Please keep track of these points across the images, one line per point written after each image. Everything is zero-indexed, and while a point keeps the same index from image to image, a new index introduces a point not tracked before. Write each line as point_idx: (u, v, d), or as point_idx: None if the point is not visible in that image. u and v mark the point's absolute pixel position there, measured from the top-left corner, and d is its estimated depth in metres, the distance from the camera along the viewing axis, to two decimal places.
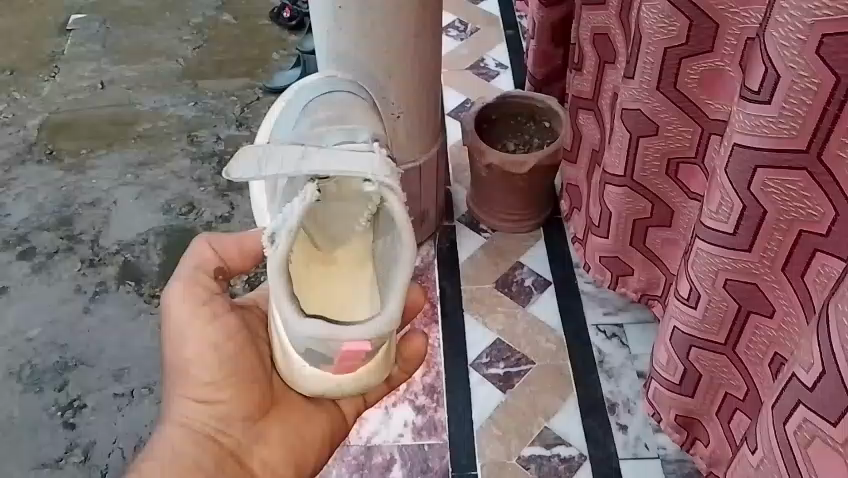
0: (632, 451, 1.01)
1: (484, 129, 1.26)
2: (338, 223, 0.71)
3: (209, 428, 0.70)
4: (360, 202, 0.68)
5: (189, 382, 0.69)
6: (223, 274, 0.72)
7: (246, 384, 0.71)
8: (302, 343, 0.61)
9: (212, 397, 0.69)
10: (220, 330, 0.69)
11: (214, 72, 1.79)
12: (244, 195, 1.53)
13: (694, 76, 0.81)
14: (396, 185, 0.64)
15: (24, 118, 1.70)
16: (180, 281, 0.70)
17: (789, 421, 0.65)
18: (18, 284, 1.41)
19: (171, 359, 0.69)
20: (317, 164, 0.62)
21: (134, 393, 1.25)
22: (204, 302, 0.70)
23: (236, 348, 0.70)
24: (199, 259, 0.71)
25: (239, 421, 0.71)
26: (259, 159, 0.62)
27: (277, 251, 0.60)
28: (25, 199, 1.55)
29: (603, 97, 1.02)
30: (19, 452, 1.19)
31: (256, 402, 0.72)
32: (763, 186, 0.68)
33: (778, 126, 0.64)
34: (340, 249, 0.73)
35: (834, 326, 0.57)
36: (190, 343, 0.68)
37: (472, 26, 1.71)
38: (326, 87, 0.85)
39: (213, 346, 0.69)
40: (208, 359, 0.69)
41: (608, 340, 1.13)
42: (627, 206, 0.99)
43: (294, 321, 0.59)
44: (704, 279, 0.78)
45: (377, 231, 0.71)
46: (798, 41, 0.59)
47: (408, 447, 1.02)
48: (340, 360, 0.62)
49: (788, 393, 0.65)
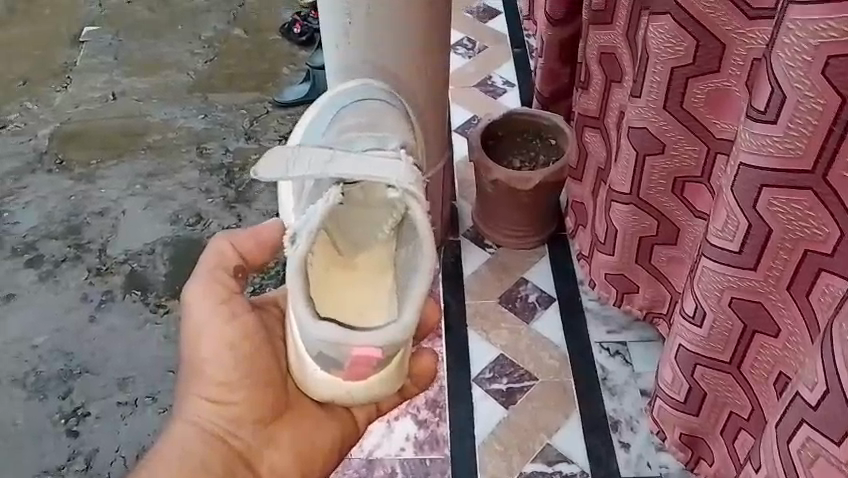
0: (634, 470, 1.01)
1: (490, 146, 1.27)
2: (360, 228, 0.71)
3: (218, 428, 0.70)
4: (386, 210, 0.69)
5: (203, 381, 0.70)
6: (242, 272, 0.72)
7: (258, 387, 0.71)
8: (314, 347, 0.62)
9: (225, 398, 0.70)
10: (238, 329, 0.70)
11: (224, 85, 1.81)
12: (251, 207, 1.55)
13: (700, 96, 0.82)
14: (419, 191, 0.66)
15: (36, 127, 1.72)
16: (199, 281, 0.69)
17: (792, 440, 0.65)
18: (25, 292, 1.42)
19: (188, 356, 0.70)
20: (344, 168, 0.64)
21: (138, 402, 1.25)
22: (223, 300, 0.70)
23: (252, 349, 0.70)
24: (218, 257, 0.70)
25: (249, 424, 0.72)
26: (287, 160, 0.64)
27: (296, 251, 0.61)
28: (34, 207, 1.56)
29: (609, 115, 1.03)
30: (21, 459, 1.20)
31: (267, 405, 0.72)
32: (769, 205, 0.68)
33: (784, 146, 0.64)
34: (361, 254, 0.73)
35: (838, 345, 0.58)
36: (209, 342, 0.69)
37: (481, 44, 1.73)
38: (357, 95, 0.84)
39: (230, 345, 0.69)
40: (225, 359, 0.69)
41: (611, 358, 1.13)
42: (633, 224, 1.00)
43: (311, 324, 0.60)
44: (709, 297, 0.78)
45: (400, 240, 0.71)
46: (804, 62, 0.60)
47: (410, 461, 1.02)
48: (351, 366, 0.62)
49: (791, 412, 0.65)
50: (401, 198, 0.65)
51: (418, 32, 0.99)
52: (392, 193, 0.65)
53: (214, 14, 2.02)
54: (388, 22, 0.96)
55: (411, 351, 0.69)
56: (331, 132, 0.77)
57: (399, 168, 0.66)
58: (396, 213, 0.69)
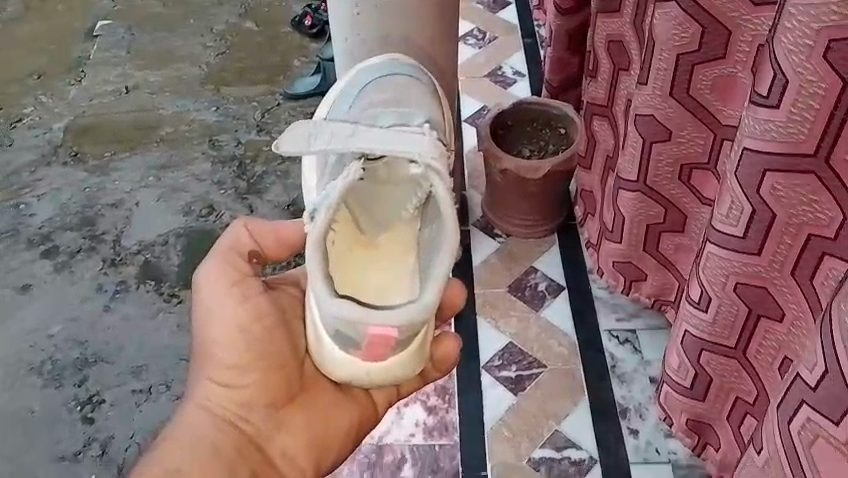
0: (643, 456, 1.01)
1: (500, 135, 1.27)
2: (383, 206, 0.71)
3: (228, 412, 0.71)
4: (411, 188, 0.69)
5: (214, 364, 0.71)
6: (258, 259, 0.73)
7: (271, 370, 0.72)
8: (331, 325, 0.63)
9: (236, 381, 0.71)
10: (246, 311, 0.71)
11: (236, 78, 1.82)
12: (263, 198, 1.56)
13: (706, 82, 0.82)
14: (443, 168, 0.66)
15: (50, 121, 1.75)
16: (212, 263, 0.71)
17: (792, 419, 0.65)
18: (42, 282, 1.44)
19: (201, 340, 0.72)
20: (365, 143, 0.64)
21: (152, 390, 1.28)
22: (235, 283, 0.71)
23: (263, 331, 0.71)
24: (234, 241, 0.72)
25: (260, 408, 0.72)
26: (308, 135, 0.63)
27: (314, 229, 0.62)
28: (49, 199, 1.59)
29: (617, 103, 1.03)
30: (38, 445, 1.22)
31: (280, 388, 0.73)
32: (773, 191, 0.68)
33: (786, 130, 0.64)
34: (383, 233, 0.73)
35: (837, 327, 0.58)
36: (220, 326, 0.71)
37: (491, 35, 1.73)
38: (386, 69, 0.85)
39: (240, 328, 0.71)
40: (235, 342, 0.71)
41: (621, 346, 1.13)
42: (640, 211, 1.00)
43: (328, 301, 0.61)
44: (714, 283, 0.78)
45: (423, 219, 0.72)
46: (805, 46, 0.60)
47: (419, 446, 1.02)
48: (369, 346, 0.63)
49: (791, 393, 0.65)
50: (426, 172, 0.66)
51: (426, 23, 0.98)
52: (415, 169, 0.66)
53: (226, 7, 2.03)
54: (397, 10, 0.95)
55: (431, 334, 0.70)
56: (357, 112, 0.78)
57: (420, 142, 0.66)
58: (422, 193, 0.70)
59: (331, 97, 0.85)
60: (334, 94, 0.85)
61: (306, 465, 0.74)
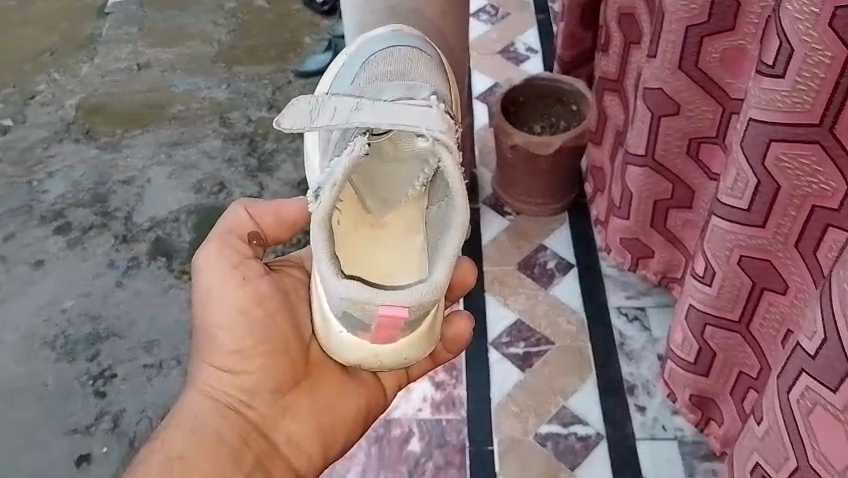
0: (650, 432, 1.01)
1: (511, 112, 1.26)
2: (390, 187, 0.71)
3: (234, 399, 0.72)
4: (417, 166, 0.69)
5: (217, 351, 0.72)
6: (259, 241, 0.74)
7: (276, 353, 0.72)
8: (339, 307, 0.63)
9: (239, 366, 0.72)
10: (248, 294, 0.72)
11: (247, 56, 1.83)
12: (273, 176, 1.58)
13: (715, 54, 0.81)
14: (452, 141, 0.63)
15: (62, 98, 1.76)
16: (212, 242, 0.72)
17: (792, 388, 0.60)
18: (55, 258, 1.47)
19: (203, 326, 0.72)
20: (367, 116, 0.62)
21: (163, 365, 1.31)
22: (235, 265, 0.72)
23: (265, 314, 0.72)
24: (235, 223, 0.73)
25: (266, 394, 0.73)
26: (311, 109, 0.63)
27: (319, 207, 0.61)
28: (62, 176, 1.61)
29: (628, 77, 1.01)
30: (52, 417, 1.26)
31: (286, 373, 0.73)
32: (777, 162, 0.66)
33: (790, 100, 0.62)
34: (390, 212, 0.73)
35: (835, 291, 0.53)
36: (221, 309, 0.71)
37: (503, 11, 1.71)
38: (391, 39, 0.83)
39: (241, 310, 0.72)
40: (237, 325, 0.71)
41: (630, 323, 1.13)
42: (648, 186, 0.99)
43: (335, 281, 0.61)
44: (719, 257, 0.76)
45: (430, 197, 0.72)
46: (811, 14, 0.58)
47: (426, 421, 1.03)
48: (377, 328, 0.63)
49: (790, 361, 0.60)
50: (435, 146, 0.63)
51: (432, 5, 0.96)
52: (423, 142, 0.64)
53: None
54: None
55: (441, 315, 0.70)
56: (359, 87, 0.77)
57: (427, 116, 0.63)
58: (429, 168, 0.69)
59: (335, 70, 0.85)
60: (338, 67, 0.84)
61: (313, 451, 0.74)
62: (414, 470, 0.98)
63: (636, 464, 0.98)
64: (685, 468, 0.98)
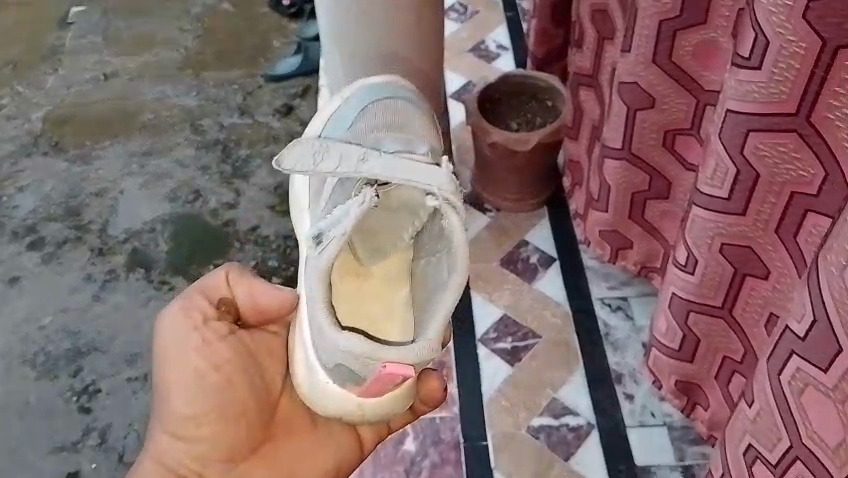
0: (639, 420, 1.03)
1: (488, 110, 1.27)
2: (381, 236, 0.71)
3: (186, 468, 0.73)
4: (408, 217, 0.68)
5: (172, 415, 0.73)
6: (225, 306, 0.78)
7: (228, 421, 0.74)
8: (332, 359, 0.65)
9: (192, 432, 0.73)
10: (206, 357, 0.74)
11: (215, 62, 1.83)
12: (249, 182, 1.59)
13: (688, 48, 0.82)
14: (458, 201, 0.62)
15: (28, 111, 1.74)
16: (178, 304, 0.76)
17: (783, 370, 0.61)
18: (30, 274, 1.46)
19: (161, 392, 0.74)
20: (376, 168, 0.62)
21: (148, 377, 1.31)
22: (197, 326, 0.75)
23: (223, 378, 0.74)
24: (213, 285, 0.78)
25: (219, 462, 0.74)
26: (315, 153, 0.63)
27: (322, 257, 0.61)
28: (32, 190, 1.60)
29: (602, 72, 1.03)
30: (36, 436, 1.25)
31: (240, 442, 0.76)
32: (755, 151, 0.68)
33: (767, 91, 0.64)
34: (378, 262, 0.72)
35: (824, 277, 0.55)
36: (177, 373, 0.74)
37: (472, 9, 1.72)
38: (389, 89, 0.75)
39: (198, 374, 0.73)
40: (192, 389, 0.73)
41: (613, 312, 1.15)
42: (626, 179, 1.00)
43: (335, 333, 0.61)
44: (700, 245, 0.78)
45: (419, 249, 0.71)
46: (784, 7, 0.59)
47: (419, 419, 1.03)
48: (370, 384, 0.66)
49: (780, 344, 0.62)
50: (444, 205, 0.62)
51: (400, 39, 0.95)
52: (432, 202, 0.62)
53: None
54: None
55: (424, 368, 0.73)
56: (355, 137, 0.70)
57: (433, 174, 0.62)
58: (419, 218, 0.68)
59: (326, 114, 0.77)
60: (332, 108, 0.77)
61: None
62: (409, 468, 0.99)
63: (627, 450, 1.00)
64: (675, 452, 1.00)
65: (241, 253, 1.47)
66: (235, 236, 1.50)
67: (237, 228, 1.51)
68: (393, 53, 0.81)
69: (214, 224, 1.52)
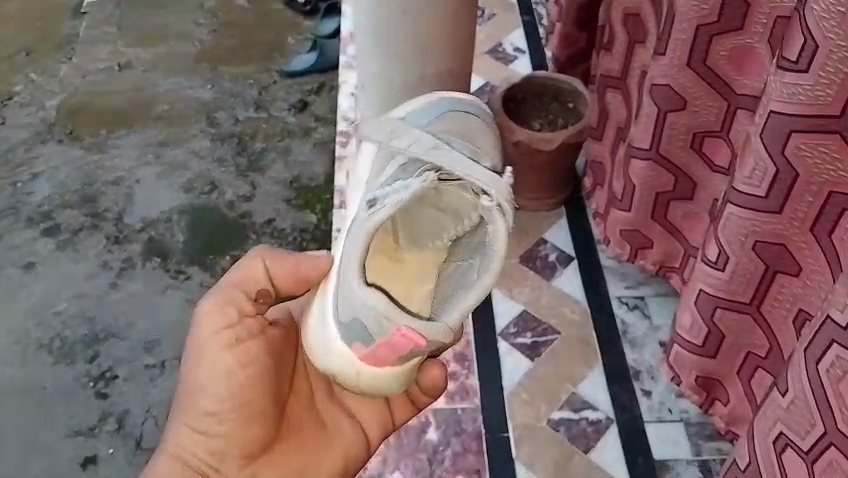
0: (657, 415, 1.05)
1: (511, 109, 1.29)
2: (423, 227, 0.72)
3: (201, 463, 0.70)
4: (456, 220, 0.70)
5: (193, 409, 0.70)
6: (263, 299, 0.73)
7: (248, 420, 0.71)
8: (350, 313, 0.64)
9: (212, 429, 0.70)
10: (235, 354, 0.69)
11: (231, 56, 1.84)
12: (265, 175, 1.60)
13: (723, 52, 0.85)
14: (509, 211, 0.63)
15: (43, 99, 1.76)
16: (212, 300, 0.71)
17: (821, 359, 0.64)
18: (45, 260, 1.47)
19: (183, 382, 0.70)
20: (443, 155, 0.63)
21: (165, 365, 1.32)
22: (229, 324, 0.70)
23: (250, 378, 0.70)
24: (249, 272, 0.72)
25: (232, 459, 0.71)
26: (392, 132, 0.67)
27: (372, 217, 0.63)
28: (47, 177, 1.61)
29: (631, 75, 1.05)
30: (52, 420, 1.26)
31: (257, 439, 0.72)
32: (797, 151, 0.71)
33: (814, 93, 0.67)
34: (413, 251, 0.73)
35: None
36: (204, 370, 0.69)
37: (489, 12, 1.75)
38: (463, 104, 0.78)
39: (226, 372, 0.69)
40: (219, 387, 0.69)
41: (630, 311, 1.17)
42: (653, 179, 1.03)
43: (357, 287, 0.63)
44: (732, 242, 0.81)
45: (453, 255, 0.72)
46: (837, 13, 0.62)
47: (441, 410, 1.05)
48: (378, 345, 0.65)
49: (819, 334, 0.64)
50: (493, 208, 0.62)
51: (438, 49, 1.04)
52: (485, 202, 0.62)
53: None
54: (406, 24, 1.01)
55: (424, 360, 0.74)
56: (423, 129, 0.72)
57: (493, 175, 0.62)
58: (464, 225, 0.69)
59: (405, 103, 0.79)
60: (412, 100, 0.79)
61: None
62: (432, 458, 1.01)
63: (646, 445, 1.03)
64: (692, 447, 1.02)
65: (257, 245, 1.48)
66: (251, 229, 1.51)
67: (253, 221, 1.52)
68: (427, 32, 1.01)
69: (230, 215, 1.53)
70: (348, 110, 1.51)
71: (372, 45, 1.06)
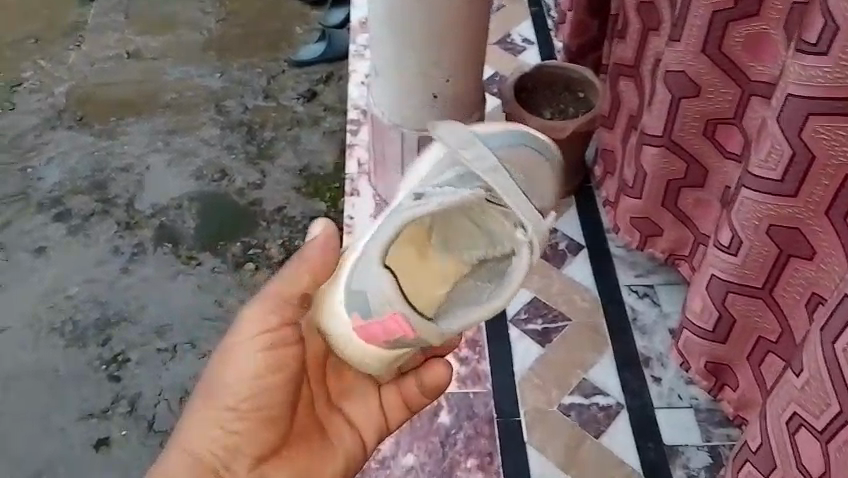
0: (667, 401, 1.07)
1: (523, 99, 1.30)
2: (456, 235, 0.70)
3: (211, 458, 0.70)
4: (487, 241, 0.69)
5: (217, 405, 0.70)
6: (305, 303, 0.71)
7: (264, 424, 0.71)
8: (362, 284, 0.64)
9: (231, 426, 0.69)
10: (268, 360, 0.69)
11: (239, 45, 1.85)
12: (275, 163, 1.61)
13: (739, 39, 0.86)
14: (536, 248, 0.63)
15: (52, 86, 1.76)
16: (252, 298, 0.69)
17: (839, 338, 0.66)
18: (56, 245, 1.48)
19: (211, 377, 0.70)
20: (499, 182, 0.62)
21: (177, 349, 1.33)
22: (270, 330, 0.69)
23: (278, 384, 0.70)
24: (293, 279, 0.70)
25: (243, 458, 0.70)
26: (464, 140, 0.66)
27: (415, 210, 0.63)
28: (57, 163, 1.61)
29: (645, 63, 1.07)
30: (65, 402, 1.27)
31: (269, 442, 0.71)
32: (814, 134, 0.72)
33: (833, 76, 0.69)
34: (440, 258, 0.71)
35: None
36: (235, 371, 0.69)
37: (498, 3, 1.76)
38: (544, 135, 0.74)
39: (257, 376, 0.69)
40: (248, 390, 0.69)
41: (640, 299, 1.18)
42: (666, 166, 1.04)
43: (375, 265, 0.63)
44: (747, 226, 0.83)
45: (471, 275, 0.70)
46: None
47: (454, 394, 1.07)
48: (374, 323, 0.65)
49: (838, 312, 0.66)
50: (524, 242, 0.63)
51: (454, 37, 1.05)
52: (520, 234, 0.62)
53: None
54: (421, 12, 1.02)
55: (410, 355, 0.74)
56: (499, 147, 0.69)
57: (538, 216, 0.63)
58: (495, 249, 0.68)
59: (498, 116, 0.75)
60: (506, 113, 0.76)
61: None
62: (444, 441, 1.02)
63: (656, 430, 1.04)
64: (701, 433, 1.04)
65: (267, 231, 1.49)
66: (261, 216, 1.52)
67: (263, 208, 1.53)
68: (444, 20, 1.03)
69: (240, 202, 1.54)
70: (358, 98, 1.52)
71: (387, 33, 1.07)
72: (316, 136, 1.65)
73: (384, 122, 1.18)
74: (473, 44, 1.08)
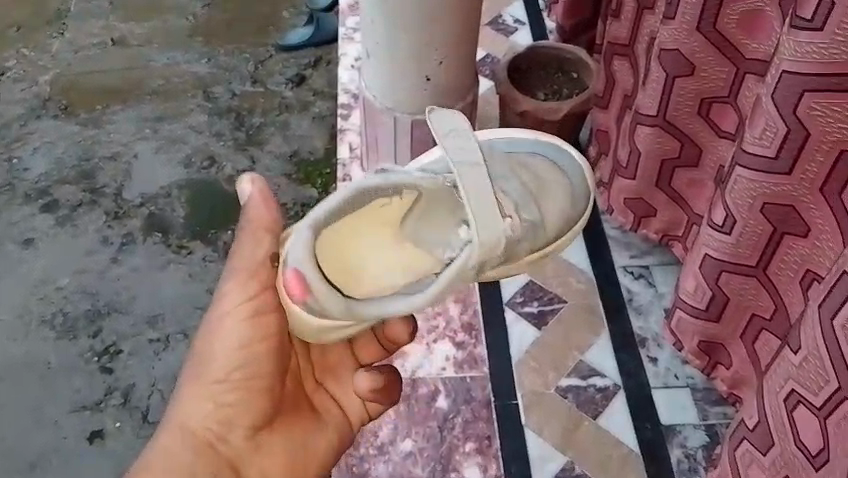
0: (663, 381, 1.07)
1: (516, 79, 1.28)
2: (436, 224, 0.65)
3: (207, 431, 0.69)
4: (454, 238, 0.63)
5: (207, 379, 0.68)
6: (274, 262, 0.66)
7: (256, 394, 0.69)
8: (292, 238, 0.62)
9: (222, 399, 0.68)
10: (252, 330, 0.67)
11: (225, 30, 1.82)
12: (265, 149, 1.59)
13: (734, 16, 0.86)
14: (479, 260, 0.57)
15: (35, 74, 1.73)
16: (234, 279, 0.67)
17: (837, 314, 0.66)
18: (44, 236, 1.46)
19: (200, 349, 0.69)
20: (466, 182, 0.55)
21: (170, 339, 1.31)
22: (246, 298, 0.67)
23: (265, 350, 0.68)
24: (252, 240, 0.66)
25: (240, 429, 0.69)
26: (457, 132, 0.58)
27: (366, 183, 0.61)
28: (43, 153, 1.59)
29: (640, 41, 1.06)
30: (57, 395, 1.25)
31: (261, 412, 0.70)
32: (809, 111, 0.72)
33: (828, 52, 0.68)
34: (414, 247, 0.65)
35: None
36: (222, 344, 0.68)
37: None
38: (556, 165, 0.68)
39: (244, 347, 0.68)
40: (233, 358, 0.68)
41: (636, 280, 1.17)
42: (659, 146, 1.03)
43: (304, 227, 0.61)
44: (741, 205, 0.82)
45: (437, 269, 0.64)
46: None
47: (450, 379, 1.06)
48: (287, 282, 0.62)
49: (837, 289, 0.66)
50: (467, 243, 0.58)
51: (447, 17, 1.03)
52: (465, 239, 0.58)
53: None
54: None
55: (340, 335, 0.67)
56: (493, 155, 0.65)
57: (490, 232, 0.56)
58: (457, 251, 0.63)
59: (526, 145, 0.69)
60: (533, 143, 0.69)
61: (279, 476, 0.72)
62: (442, 426, 1.02)
63: (653, 411, 1.04)
64: (698, 412, 1.04)
65: None
66: None
67: None
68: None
69: (229, 190, 1.52)
70: (348, 82, 1.49)
71: (379, 14, 1.05)
72: (306, 121, 1.63)
73: (376, 105, 1.16)
74: (466, 24, 1.06)
